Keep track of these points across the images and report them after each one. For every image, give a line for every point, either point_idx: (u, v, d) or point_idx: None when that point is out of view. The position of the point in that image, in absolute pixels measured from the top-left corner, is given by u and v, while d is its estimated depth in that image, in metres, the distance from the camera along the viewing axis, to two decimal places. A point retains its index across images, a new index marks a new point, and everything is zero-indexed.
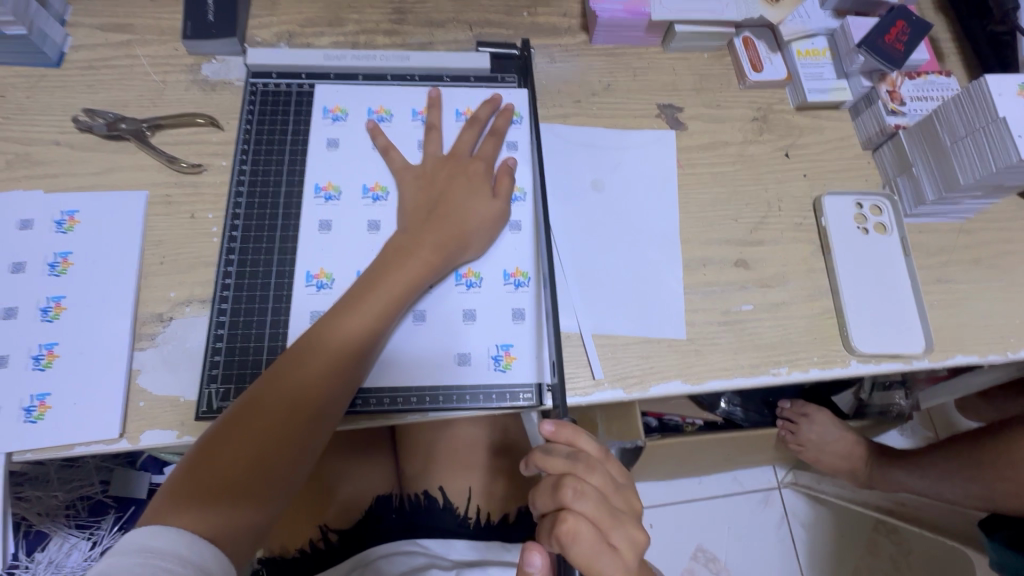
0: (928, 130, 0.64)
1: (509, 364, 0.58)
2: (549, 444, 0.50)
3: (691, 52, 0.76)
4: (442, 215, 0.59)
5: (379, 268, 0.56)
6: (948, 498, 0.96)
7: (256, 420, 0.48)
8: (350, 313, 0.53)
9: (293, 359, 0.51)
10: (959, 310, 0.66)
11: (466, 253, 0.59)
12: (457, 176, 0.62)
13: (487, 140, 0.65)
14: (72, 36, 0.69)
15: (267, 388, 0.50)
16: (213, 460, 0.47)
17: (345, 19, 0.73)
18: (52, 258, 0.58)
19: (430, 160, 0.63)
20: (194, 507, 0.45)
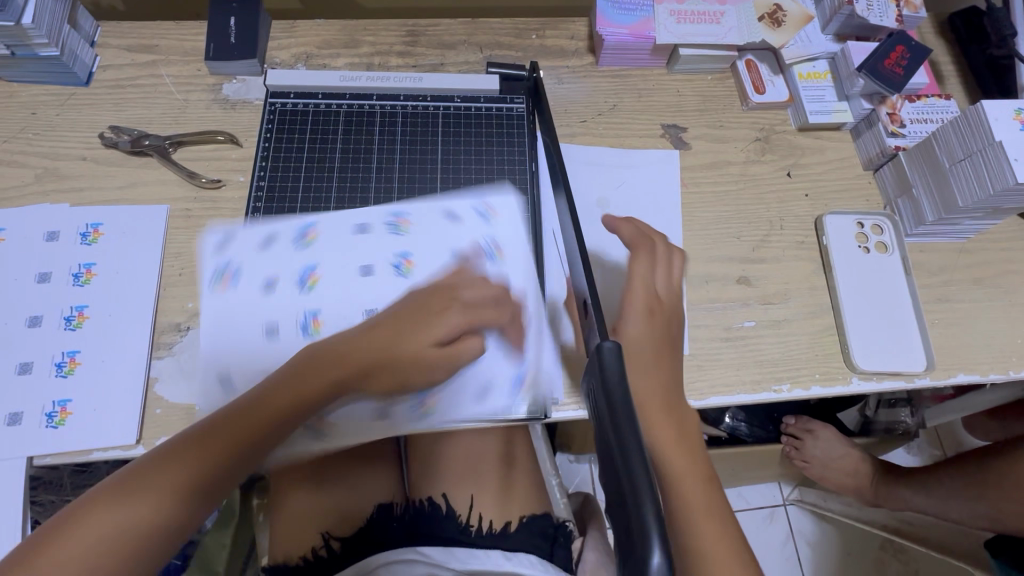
0: (927, 153, 0.65)
1: (505, 335, 0.60)
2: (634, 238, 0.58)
3: (695, 74, 0.78)
4: (388, 350, 0.50)
5: (327, 357, 0.50)
6: (954, 518, 0.95)
7: (194, 450, 0.43)
8: (313, 377, 0.48)
9: (268, 386, 0.47)
10: (960, 329, 0.67)
11: (415, 377, 0.52)
12: (419, 309, 0.53)
13: (470, 284, 0.57)
14: (100, 56, 0.72)
15: (217, 421, 0.45)
16: (127, 491, 0.41)
17: (361, 40, 0.76)
18: (76, 269, 0.60)
19: (405, 296, 0.55)
20: (89, 532, 0.40)
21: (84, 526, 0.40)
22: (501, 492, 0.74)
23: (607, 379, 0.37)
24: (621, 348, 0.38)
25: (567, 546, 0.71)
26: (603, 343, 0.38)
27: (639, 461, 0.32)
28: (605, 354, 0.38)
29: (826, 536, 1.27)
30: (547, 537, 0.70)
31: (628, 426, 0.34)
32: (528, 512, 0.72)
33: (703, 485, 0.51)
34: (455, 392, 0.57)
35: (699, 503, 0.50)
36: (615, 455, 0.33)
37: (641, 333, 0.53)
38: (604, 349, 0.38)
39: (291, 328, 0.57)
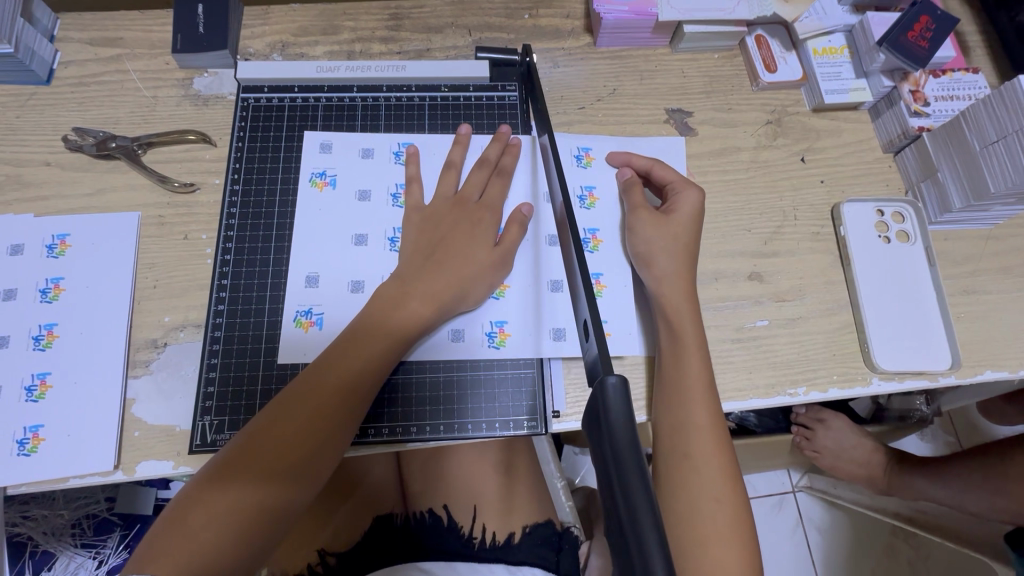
0: (956, 134, 0.60)
1: (503, 341, 0.57)
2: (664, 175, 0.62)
3: (701, 52, 0.72)
4: (441, 262, 0.55)
5: (392, 295, 0.53)
6: (972, 510, 0.92)
7: (268, 440, 0.46)
8: (388, 313, 0.52)
9: (318, 371, 0.49)
10: (987, 323, 0.62)
11: (464, 304, 0.55)
12: (461, 222, 0.57)
13: (494, 181, 0.61)
14: (61, 52, 0.67)
15: (277, 414, 0.47)
16: (216, 490, 0.44)
17: (340, 26, 0.71)
18: (44, 284, 0.57)
19: (440, 201, 0.59)
20: (190, 533, 0.43)
21: (187, 527, 0.43)
22: (503, 500, 0.71)
23: (610, 424, 0.32)
24: (628, 383, 0.33)
25: (572, 554, 0.69)
26: (608, 377, 0.33)
27: (652, 533, 0.28)
28: (610, 393, 0.33)
29: (836, 523, 1.26)
30: (551, 547, 0.68)
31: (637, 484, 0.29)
32: (531, 521, 0.70)
33: (718, 469, 0.50)
34: (531, 327, 0.57)
35: (711, 491, 0.50)
36: (623, 518, 0.29)
37: (686, 214, 0.59)
38: (609, 385, 0.33)
39: (378, 241, 0.59)
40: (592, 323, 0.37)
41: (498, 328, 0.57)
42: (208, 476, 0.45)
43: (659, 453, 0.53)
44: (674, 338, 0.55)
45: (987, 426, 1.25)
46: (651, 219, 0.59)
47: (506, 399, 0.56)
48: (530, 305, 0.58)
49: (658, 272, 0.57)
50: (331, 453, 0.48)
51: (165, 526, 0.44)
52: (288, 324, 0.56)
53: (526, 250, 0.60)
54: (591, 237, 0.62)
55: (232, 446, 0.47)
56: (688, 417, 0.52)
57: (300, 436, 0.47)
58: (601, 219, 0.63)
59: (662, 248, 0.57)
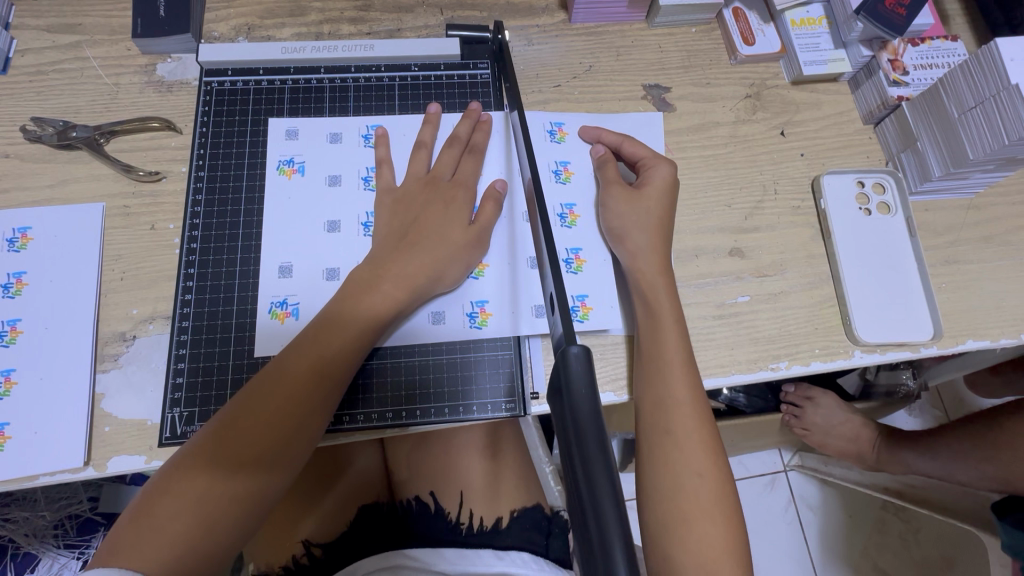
0: (934, 101, 0.59)
1: (484, 321, 0.56)
2: (633, 150, 0.61)
3: (678, 27, 0.71)
4: (414, 243, 0.53)
5: (364, 278, 0.52)
6: (960, 480, 0.93)
7: (238, 428, 0.45)
8: (360, 296, 0.51)
9: (288, 357, 0.48)
10: (970, 293, 0.62)
11: (441, 285, 0.54)
12: (434, 202, 0.56)
13: (466, 158, 0.59)
14: (17, 40, 0.65)
15: (247, 401, 0.46)
16: (185, 480, 0.43)
17: (307, 7, 0.69)
18: (6, 279, 0.55)
19: (412, 181, 0.58)
20: (158, 525, 0.42)
21: (156, 519, 0.42)
22: (490, 485, 0.70)
23: (570, 392, 0.32)
24: (590, 354, 0.33)
25: (562, 538, 0.68)
26: (569, 348, 0.33)
27: (606, 495, 0.28)
28: (571, 362, 0.33)
29: (828, 501, 1.26)
30: (541, 530, 0.67)
31: (594, 449, 0.29)
32: (519, 505, 0.69)
33: (700, 445, 0.50)
34: (511, 306, 0.56)
35: (694, 465, 0.49)
36: (580, 482, 0.29)
37: (658, 188, 0.58)
38: (570, 355, 0.33)
39: (352, 226, 0.58)
40: (557, 298, 0.37)
41: (479, 308, 0.56)
42: (176, 466, 0.44)
43: (639, 432, 0.52)
44: (651, 313, 0.54)
45: (973, 399, 1.26)
46: (623, 193, 0.58)
47: (485, 382, 0.55)
48: (509, 283, 0.57)
49: (632, 246, 0.56)
50: (305, 438, 0.47)
51: (132, 520, 0.43)
52: (258, 312, 0.55)
53: (501, 228, 0.59)
54: (568, 212, 0.61)
55: (201, 435, 0.46)
56: (668, 392, 0.51)
57: (271, 423, 0.46)
58: (577, 193, 0.62)
59: (635, 223, 0.56)
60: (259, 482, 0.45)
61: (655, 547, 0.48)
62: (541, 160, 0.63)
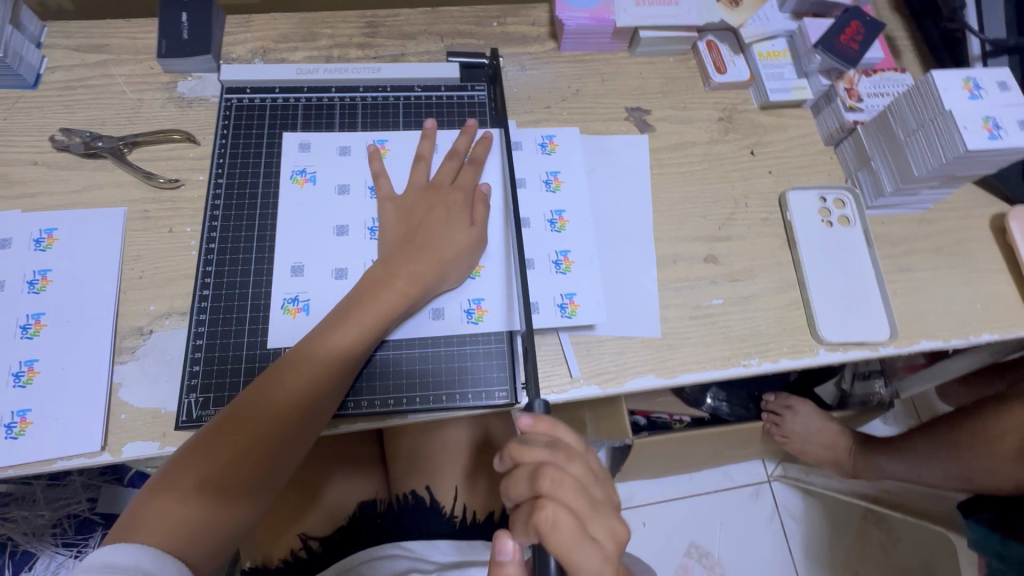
0: (884, 125, 0.66)
1: (480, 317, 0.60)
2: (527, 436, 0.48)
3: (657, 56, 0.78)
4: (420, 246, 0.58)
5: (373, 281, 0.56)
6: (928, 481, 0.97)
7: (250, 419, 0.49)
8: (369, 299, 0.55)
9: (295, 358, 0.52)
10: (923, 297, 0.68)
11: (443, 284, 0.59)
12: (437, 207, 0.61)
13: (465, 169, 0.65)
14: (48, 58, 0.70)
15: (255, 396, 0.50)
16: (190, 474, 0.47)
17: (318, 33, 0.75)
18: (31, 276, 0.59)
19: (414, 189, 0.63)
20: (168, 514, 0.45)
21: (171, 496, 0.46)
22: (484, 481, 0.75)
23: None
24: None
25: None
26: None
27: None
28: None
29: (811, 511, 1.28)
30: None
31: None
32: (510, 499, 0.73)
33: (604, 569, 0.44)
34: (506, 303, 0.61)
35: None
36: None
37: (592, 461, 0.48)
38: None
39: (359, 230, 0.63)
40: None
41: (476, 305, 0.61)
42: (190, 449, 0.48)
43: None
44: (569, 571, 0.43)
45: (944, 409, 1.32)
46: (544, 490, 0.44)
47: (480, 373, 0.59)
48: (504, 282, 0.62)
49: (551, 515, 0.43)
50: (309, 431, 0.52)
51: (141, 509, 0.46)
52: (271, 307, 0.59)
53: (495, 232, 0.64)
54: (558, 217, 0.67)
55: (212, 423, 0.49)
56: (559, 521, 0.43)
57: (280, 416, 0.50)
58: (568, 201, 0.68)
59: (572, 533, 0.43)
60: (262, 477, 0.50)
61: None
62: (533, 171, 0.68)
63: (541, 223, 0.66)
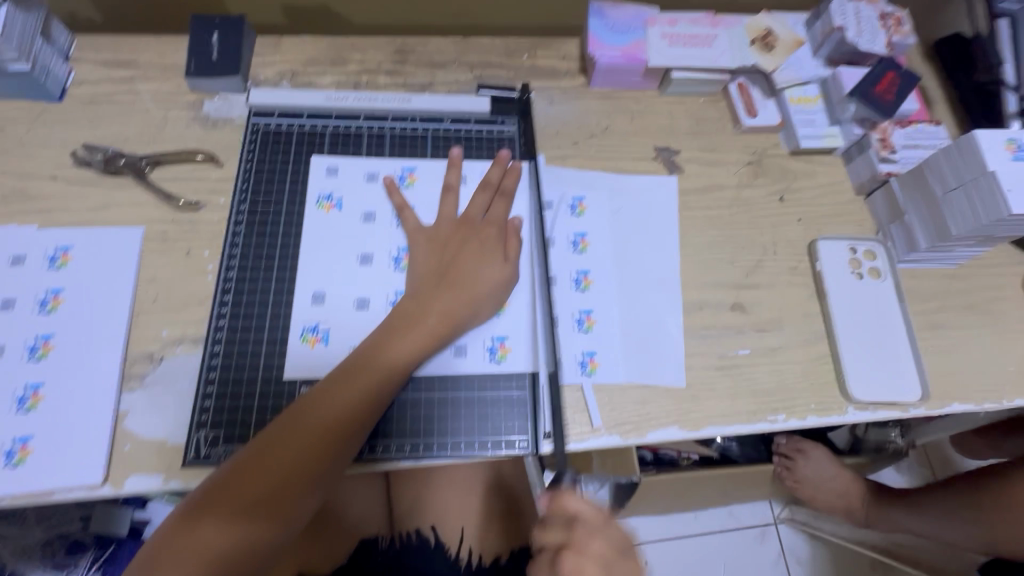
0: (921, 180, 0.65)
1: (504, 356, 0.59)
2: (546, 519, 0.50)
3: (687, 96, 0.77)
4: (453, 280, 0.58)
5: (407, 313, 0.56)
6: (948, 540, 0.94)
7: (276, 457, 0.48)
8: (403, 331, 0.54)
9: (330, 386, 0.51)
10: (955, 357, 0.66)
11: (474, 320, 0.58)
12: (470, 241, 0.61)
13: (497, 202, 0.64)
14: (75, 71, 0.69)
15: (290, 423, 0.49)
16: (225, 501, 0.46)
17: (348, 58, 0.74)
18: (43, 295, 0.57)
19: (444, 222, 0.62)
20: (203, 540, 0.45)
21: (198, 535, 0.45)
22: (492, 523, 0.71)
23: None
24: None
25: None
26: None
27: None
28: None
29: (817, 556, 1.25)
30: None
31: None
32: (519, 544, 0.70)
33: None
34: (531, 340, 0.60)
35: None
36: None
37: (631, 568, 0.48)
38: None
39: (383, 260, 0.61)
40: None
41: (499, 343, 0.59)
42: (213, 487, 0.46)
43: None
44: None
45: (958, 460, 1.30)
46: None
47: (500, 420, 0.57)
48: (527, 322, 0.61)
49: None
50: (333, 471, 0.50)
51: (175, 533, 0.45)
52: (288, 338, 0.58)
53: (524, 267, 0.64)
54: (582, 278, 0.65)
55: (240, 456, 0.48)
56: None
57: (306, 455, 0.49)
58: (593, 260, 0.66)
59: None
60: (295, 503, 0.49)
61: None
62: (560, 232, 0.66)
63: (564, 283, 0.64)
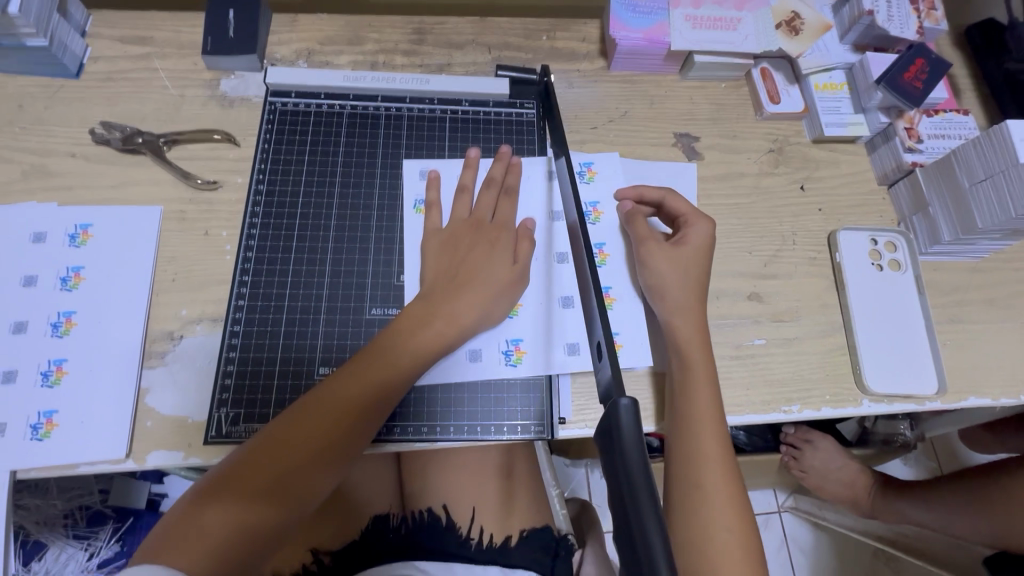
0: (947, 171, 0.64)
1: (519, 359, 0.59)
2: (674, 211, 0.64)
3: (709, 81, 0.76)
4: (463, 283, 0.57)
5: (418, 313, 0.55)
6: (954, 533, 0.95)
7: (284, 446, 0.48)
8: (415, 330, 0.54)
9: (339, 379, 0.52)
10: (973, 351, 0.66)
11: (485, 322, 0.57)
12: (478, 243, 0.60)
13: (503, 200, 0.63)
14: (91, 47, 0.69)
15: (299, 415, 0.50)
16: (233, 488, 0.46)
17: (365, 37, 0.73)
18: (64, 272, 0.58)
19: (457, 223, 0.61)
20: (206, 531, 0.44)
21: (203, 524, 0.44)
22: (503, 503, 0.72)
23: (620, 440, 0.36)
24: (639, 407, 0.36)
25: (568, 560, 0.70)
26: (620, 401, 0.37)
27: (654, 530, 0.32)
28: (622, 415, 0.36)
29: (820, 544, 1.26)
30: (548, 552, 0.69)
31: (645, 499, 0.33)
32: (528, 525, 0.71)
33: (728, 497, 0.51)
34: (546, 344, 0.59)
35: (716, 483, 0.52)
36: (632, 526, 0.32)
37: (696, 246, 0.61)
38: (621, 409, 0.36)
39: None
40: (605, 345, 0.42)
41: (514, 346, 0.59)
42: (222, 475, 0.47)
43: (671, 500, 0.53)
44: (693, 440, 0.53)
45: (966, 453, 1.29)
46: (667, 254, 0.60)
47: (515, 405, 0.58)
48: (544, 322, 0.60)
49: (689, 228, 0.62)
50: (342, 464, 0.50)
51: (181, 521, 0.45)
52: (312, 325, 0.58)
53: (538, 268, 0.62)
54: (598, 251, 0.65)
55: (250, 446, 0.49)
56: (696, 438, 0.53)
57: (315, 443, 0.49)
58: (609, 235, 0.66)
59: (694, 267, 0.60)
60: (301, 494, 0.48)
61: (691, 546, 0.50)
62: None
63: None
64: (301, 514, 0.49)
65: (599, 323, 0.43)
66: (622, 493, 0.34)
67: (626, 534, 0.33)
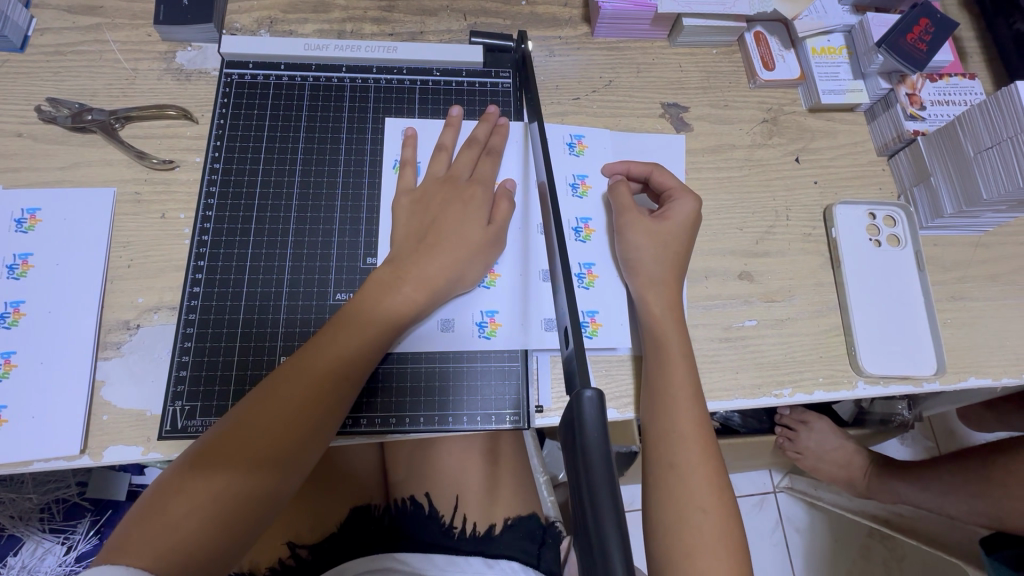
0: (951, 140, 0.60)
1: (494, 331, 0.56)
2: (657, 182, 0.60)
3: (700, 47, 0.71)
4: (435, 244, 0.54)
5: (386, 279, 0.52)
6: (951, 513, 0.93)
7: (249, 427, 0.45)
8: (383, 296, 0.51)
9: (306, 352, 0.49)
10: (975, 330, 0.63)
11: (460, 286, 0.54)
12: (452, 202, 0.56)
13: (484, 160, 0.59)
14: (36, 18, 0.64)
15: (265, 393, 0.47)
16: (197, 476, 0.43)
17: (331, 4, 0.68)
18: (11, 260, 0.55)
19: (430, 182, 0.58)
20: (171, 523, 0.42)
21: (169, 517, 0.42)
22: (486, 491, 0.70)
23: (581, 433, 0.33)
24: (603, 399, 0.34)
25: (556, 548, 0.68)
26: (584, 391, 0.34)
27: (613, 530, 0.29)
28: (585, 406, 0.33)
29: (814, 523, 1.25)
30: (534, 540, 0.67)
31: (605, 498, 0.30)
32: (513, 513, 0.69)
33: (708, 479, 0.48)
34: (520, 320, 0.56)
35: (696, 464, 0.49)
36: (590, 527, 0.30)
37: (679, 221, 0.57)
38: (584, 400, 0.34)
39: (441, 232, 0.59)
40: (572, 330, 0.39)
41: (488, 318, 0.56)
42: (187, 461, 0.44)
43: (648, 473, 0.50)
44: (669, 416, 0.50)
45: (965, 433, 1.27)
46: (645, 225, 0.57)
47: (490, 392, 0.55)
48: (521, 293, 0.57)
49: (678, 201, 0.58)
50: (315, 441, 0.47)
51: (144, 515, 0.42)
52: (275, 308, 0.55)
53: (515, 238, 0.59)
54: (584, 225, 0.61)
55: (216, 429, 0.46)
56: (673, 420, 0.50)
57: (283, 421, 0.46)
58: (594, 208, 0.62)
59: (677, 240, 0.57)
60: (275, 476, 0.45)
61: (669, 532, 0.47)
62: (559, 173, 0.63)
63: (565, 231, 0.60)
64: (277, 499, 0.46)
65: (566, 303, 0.41)
66: (580, 487, 0.31)
67: (584, 533, 0.30)
